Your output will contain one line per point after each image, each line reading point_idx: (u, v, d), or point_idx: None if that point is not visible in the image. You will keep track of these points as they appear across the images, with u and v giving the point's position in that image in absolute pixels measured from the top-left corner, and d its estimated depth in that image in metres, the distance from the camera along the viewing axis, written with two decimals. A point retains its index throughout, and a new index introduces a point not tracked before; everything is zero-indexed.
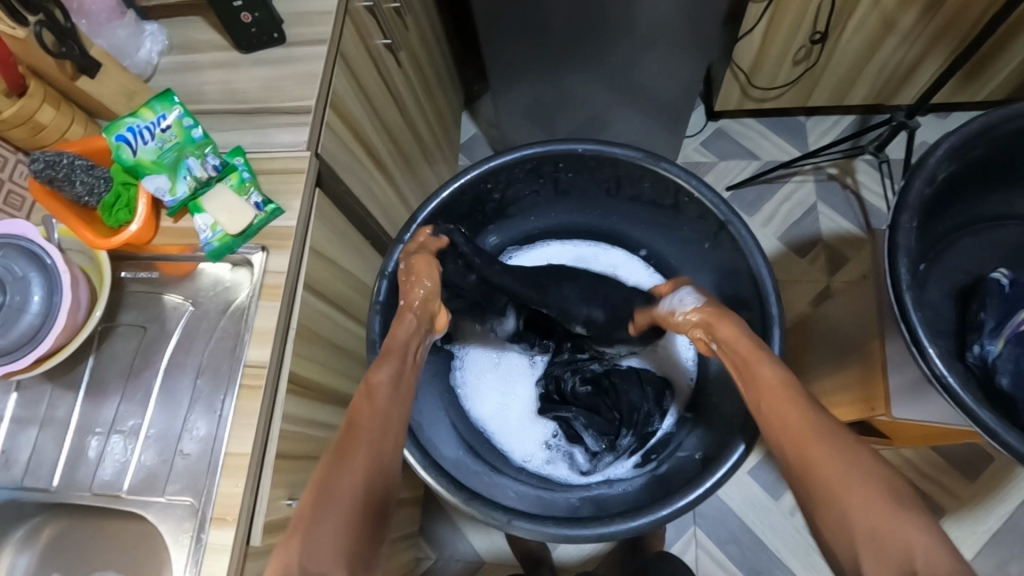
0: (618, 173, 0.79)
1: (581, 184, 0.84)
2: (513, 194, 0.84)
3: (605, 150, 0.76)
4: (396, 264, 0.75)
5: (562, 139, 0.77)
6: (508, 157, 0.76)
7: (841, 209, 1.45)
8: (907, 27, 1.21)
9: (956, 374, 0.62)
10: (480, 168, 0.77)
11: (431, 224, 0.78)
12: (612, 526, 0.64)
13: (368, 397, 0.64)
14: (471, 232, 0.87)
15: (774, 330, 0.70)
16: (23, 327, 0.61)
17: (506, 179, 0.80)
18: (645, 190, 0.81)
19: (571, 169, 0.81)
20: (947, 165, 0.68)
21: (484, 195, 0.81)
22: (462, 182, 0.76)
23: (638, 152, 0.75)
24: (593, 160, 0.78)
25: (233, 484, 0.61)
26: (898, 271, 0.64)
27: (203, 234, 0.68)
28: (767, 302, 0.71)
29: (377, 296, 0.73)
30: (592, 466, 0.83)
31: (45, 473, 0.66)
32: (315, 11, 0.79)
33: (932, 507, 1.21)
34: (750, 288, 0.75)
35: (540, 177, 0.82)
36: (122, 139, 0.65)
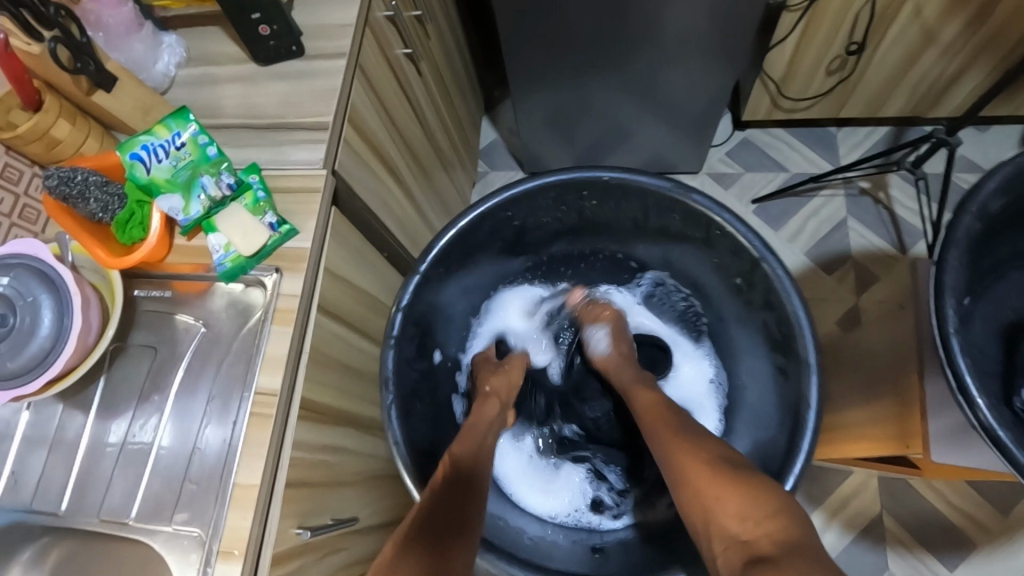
0: (644, 203, 0.77)
1: (605, 215, 0.81)
2: (532, 223, 0.81)
3: (632, 178, 0.73)
4: (410, 299, 0.73)
5: (588, 166, 0.75)
6: (530, 185, 0.74)
7: (873, 226, 1.40)
8: (949, 39, 1.16)
9: (1006, 426, 0.57)
10: (501, 196, 0.75)
11: (449, 254, 0.77)
12: None
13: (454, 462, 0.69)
14: (489, 260, 0.84)
15: (813, 375, 0.68)
16: (34, 349, 0.60)
17: (528, 208, 0.78)
18: (673, 222, 0.78)
19: (596, 199, 0.78)
20: (999, 198, 0.64)
21: (504, 224, 0.79)
22: (481, 211, 0.74)
23: (669, 183, 0.72)
24: (618, 189, 0.76)
25: (241, 517, 0.59)
26: (945, 312, 0.60)
27: (216, 255, 0.66)
28: (802, 344, 0.68)
29: (390, 330, 0.71)
30: (619, 508, 0.80)
31: (53, 496, 0.65)
32: (335, 24, 0.77)
33: (962, 541, 1.16)
34: (783, 327, 0.72)
35: (563, 206, 0.79)
36: (137, 157, 0.64)
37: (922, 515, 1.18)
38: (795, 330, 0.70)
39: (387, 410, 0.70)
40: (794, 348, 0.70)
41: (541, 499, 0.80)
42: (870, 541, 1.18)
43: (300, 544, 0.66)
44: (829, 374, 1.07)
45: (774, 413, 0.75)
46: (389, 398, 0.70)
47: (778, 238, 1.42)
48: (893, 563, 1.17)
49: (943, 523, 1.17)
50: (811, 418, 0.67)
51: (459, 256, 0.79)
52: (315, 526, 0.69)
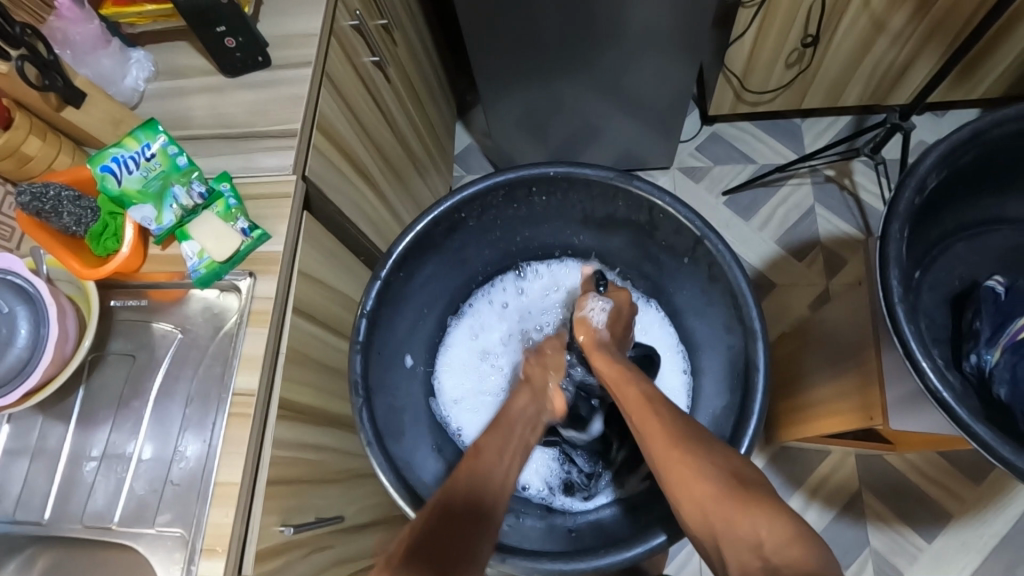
0: (592, 193, 0.79)
1: (556, 207, 0.83)
2: (488, 222, 0.83)
3: (576, 170, 0.76)
4: (374, 301, 0.74)
5: (534, 163, 0.78)
6: (478, 185, 0.77)
7: (838, 210, 1.44)
8: (899, 27, 1.21)
9: (950, 388, 0.61)
10: (455, 197, 0.77)
11: (408, 258, 0.78)
12: (608, 557, 0.65)
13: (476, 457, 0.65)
14: (452, 264, 0.86)
15: (759, 342, 0.70)
16: (11, 360, 0.61)
17: (481, 207, 0.80)
18: (619, 209, 0.80)
19: (545, 193, 0.80)
20: (938, 173, 0.67)
21: (461, 225, 0.81)
22: (437, 212, 0.76)
23: (610, 171, 0.75)
24: (567, 182, 0.78)
25: (223, 513, 0.60)
26: (889, 283, 0.63)
27: (191, 262, 0.68)
28: (747, 315, 0.71)
29: (356, 334, 0.72)
30: (591, 489, 0.83)
31: (37, 506, 0.66)
32: (300, 33, 0.79)
33: (937, 512, 1.19)
34: (729, 302, 0.74)
35: (514, 203, 0.81)
36: (107, 169, 0.65)
37: (898, 488, 1.22)
38: (739, 303, 0.72)
39: (358, 411, 0.70)
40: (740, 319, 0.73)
41: (518, 482, 0.84)
42: (850, 517, 1.21)
43: (284, 541, 0.68)
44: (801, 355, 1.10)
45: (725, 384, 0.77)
46: (360, 401, 0.70)
47: (749, 228, 1.46)
48: (873, 537, 1.20)
49: (917, 494, 1.21)
50: (760, 384, 0.69)
51: (421, 259, 0.81)
52: (299, 522, 0.70)
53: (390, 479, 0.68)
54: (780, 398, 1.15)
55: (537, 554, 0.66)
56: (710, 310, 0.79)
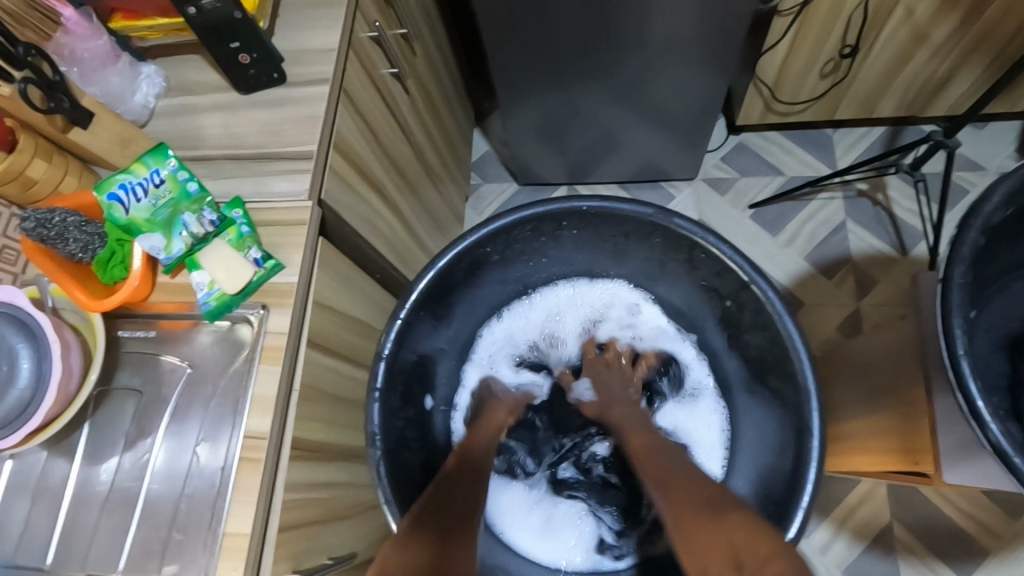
0: (627, 228, 0.74)
1: (587, 240, 0.79)
2: (513, 254, 0.79)
3: (610, 206, 0.71)
4: (394, 343, 0.70)
5: (565, 197, 0.72)
6: (505, 221, 0.72)
7: (871, 226, 1.38)
8: (943, 38, 1.14)
9: (1020, 451, 0.56)
10: (480, 231, 0.72)
11: (430, 295, 0.74)
12: None
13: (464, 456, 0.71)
14: (473, 296, 0.82)
15: (810, 400, 0.65)
16: (13, 400, 0.58)
17: (506, 241, 0.76)
18: (655, 245, 0.76)
19: (575, 226, 0.76)
20: (1004, 209, 0.62)
21: (484, 258, 0.77)
22: (461, 249, 0.72)
23: (649, 208, 0.70)
24: (599, 217, 0.73)
25: (232, 566, 0.57)
26: (951, 333, 0.58)
27: (200, 293, 0.64)
28: (798, 368, 0.66)
29: (374, 381, 0.68)
30: (622, 548, 0.78)
31: (37, 549, 0.63)
32: (316, 49, 0.75)
33: (973, 548, 1.14)
34: (772, 343, 0.70)
35: (542, 235, 0.77)
36: (115, 197, 0.62)
37: (931, 522, 1.16)
38: (789, 353, 0.67)
39: (376, 464, 0.66)
40: (787, 370, 0.68)
41: (546, 544, 0.79)
42: (880, 551, 1.16)
43: None
44: (834, 383, 1.05)
45: (774, 434, 0.73)
46: (378, 453, 0.66)
47: (776, 244, 1.41)
48: (905, 573, 1.15)
49: (952, 530, 1.15)
50: (813, 445, 0.65)
51: (442, 295, 0.76)
52: (310, 567, 0.67)
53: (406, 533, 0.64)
54: None
55: None
56: (753, 354, 0.75)
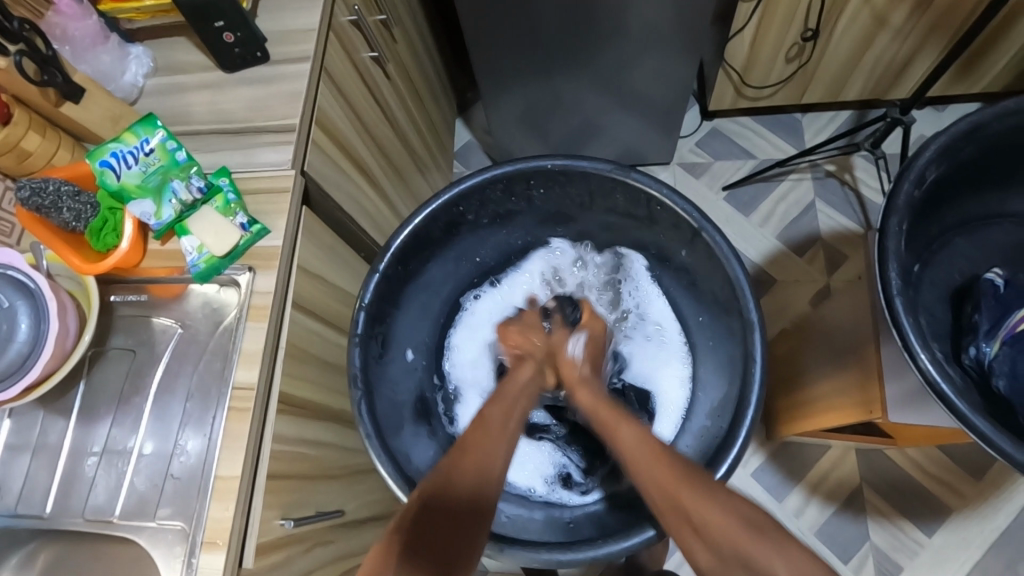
0: (590, 186, 0.79)
1: (555, 201, 0.83)
2: (487, 216, 0.84)
3: (574, 163, 0.76)
4: (373, 293, 0.75)
5: (532, 157, 0.77)
6: (476, 179, 0.76)
7: (839, 206, 1.44)
8: (899, 22, 1.20)
9: (948, 379, 0.61)
10: (453, 190, 0.77)
11: (406, 251, 0.78)
12: (605, 547, 0.65)
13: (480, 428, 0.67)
14: (449, 257, 0.86)
15: (756, 333, 0.70)
16: (12, 354, 0.61)
17: (479, 202, 0.80)
18: (618, 202, 0.80)
19: (543, 187, 0.80)
20: (938, 165, 0.67)
21: (458, 218, 0.81)
22: (435, 206, 0.77)
23: (608, 164, 0.75)
24: (564, 175, 0.78)
25: (223, 507, 0.60)
26: (888, 276, 0.63)
27: (190, 257, 0.68)
28: (745, 306, 0.71)
29: (354, 327, 0.72)
30: (588, 484, 0.82)
31: (37, 500, 0.66)
32: (298, 30, 0.79)
33: (938, 506, 1.19)
34: (728, 295, 0.75)
35: (513, 197, 0.82)
36: (106, 164, 0.65)
37: (899, 484, 1.21)
38: (737, 294, 0.72)
39: (358, 404, 0.70)
40: (737, 310, 0.73)
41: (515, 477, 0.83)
42: (850, 512, 1.21)
43: (284, 534, 0.68)
44: (801, 349, 1.10)
45: (726, 375, 0.78)
46: (359, 393, 0.70)
47: (749, 223, 1.45)
48: (874, 532, 1.20)
49: (919, 491, 1.20)
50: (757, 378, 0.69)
51: (419, 253, 0.81)
52: (299, 516, 0.70)
53: (387, 469, 0.68)
54: (781, 393, 1.15)
55: (537, 544, 0.66)
56: (712, 301, 0.80)
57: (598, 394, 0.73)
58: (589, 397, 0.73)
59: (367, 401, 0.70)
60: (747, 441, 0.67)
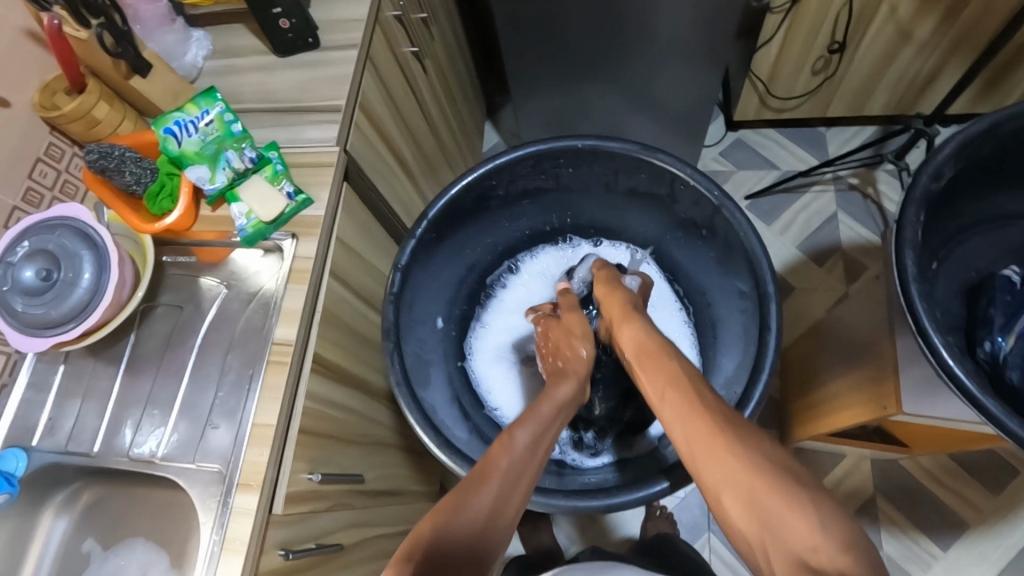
0: (617, 166, 0.83)
1: (582, 179, 0.87)
2: (516, 191, 0.88)
3: (602, 143, 0.79)
4: (408, 258, 0.79)
5: (562, 136, 0.81)
6: (509, 155, 0.81)
7: (860, 218, 1.45)
8: (925, 38, 1.22)
9: (961, 362, 0.62)
10: (487, 165, 0.81)
11: (440, 220, 0.82)
12: (620, 497, 0.68)
13: (505, 446, 0.59)
14: (479, 230, 0.90)
15: (770, 304, 0.73)
16: (74, 301, 0.66)
17: (509, 176, 0.84)
18: (642, 182, 0.84)
19: (571, 165, 0.84)
20: (956, 162, 0.69)
21: (490, 192, 0.85)
22: (469, 179, 0.81)
23: (634, 144, 0.79)
24: (593, 155, 0.82)
25: (258, 452, 0.64)
26: (904, 263, 0.65)
27: (238, 222, 0.73)
28: (761, 278, 0.74)
29: (389, 287, 0.76)
30: (599, 448, 0.87)
31: (86, 438, 0.71)
32: (347, 19, 0.84)
33: (953, 520, 1.18)
34: (747, 272, 0.78)
35: (542, 174, 0.86)
36: (170, 132, 0.71)
37: (914, 495, 1.20)
38: (755, 267, 0.75)
39: (388, 357, 0.74)
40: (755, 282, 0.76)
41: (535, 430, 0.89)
42: (863, 521, 1.19)
43: (310, 488, 0.72)
44: (816, 352, 1.11)
45: (740, 346, 0.81)
46: (390, 346, 0.74)
47: (770, 230, 1.47)
48: (886, 543, 1.18)
49: (934, 503, 1.19)
50: (771, 349, 0.71)
51: (450, 225, 0.85)
52: (324, 473, 0.74)
53: (415, 418, 0.72)
54: (796, 397, 1.16)
55: (554, 492, 0.69)
56: (734, 281, 0.82)
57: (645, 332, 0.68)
58: (632, 343, 0.69)
59: (397, 355, 0.74)
60: (755, 408, 0.70)
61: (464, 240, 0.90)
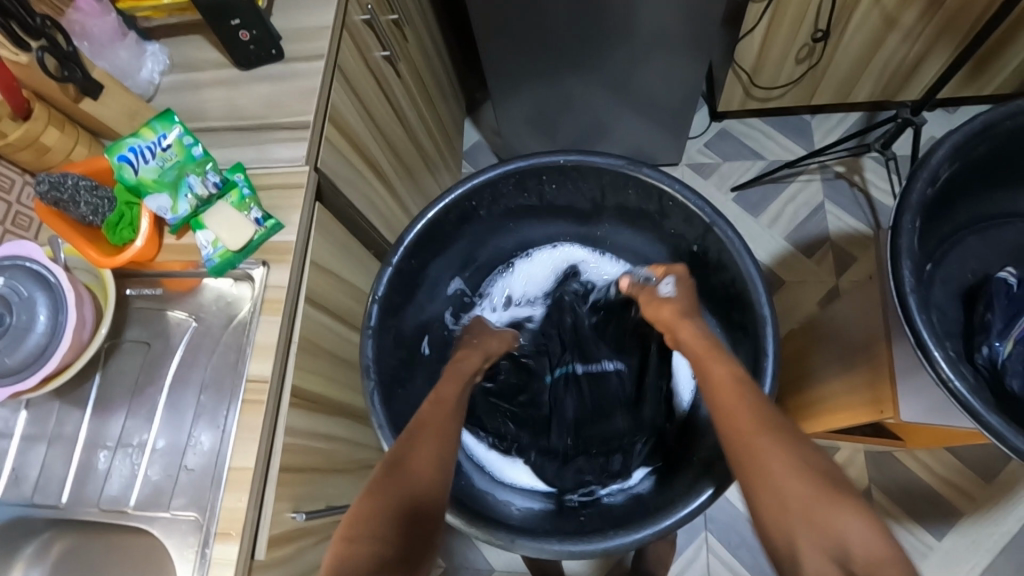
0: (602, 181, 0.80)
1: (566, 196, 0.85)
2: (498, 210, 0.85)
3: (587, 159, 0.77)
4: (385, 287, 0.75)
5: (546, 153, 0.78)
6: (490, 174, 0.77)
7: (848, 208, 1.43)
8: (909, 23, 1.20)
9: (961, 376, 0.61)
10: (465, 186, 0.78)
11: (420, 244, 0.79)
12: (616, 539, 0.66)
13: (439, 403, 0.68)
14: (458, 251, 0.88)
15: (768, 327, 0.71)
16: (30, 346, 0.61)
17: (491, 196, 0.81)
18: (629, 197, 0.82)
19: (555, 181, 0.81)
20: (951, 163, 0.67)
21: (471, 212, 0.82)
22: (448, 201, 0.77)
23: (620, 160, 0.76)
24: (577, 171, 0.79)
25: (236, 498, 0.61)
26: (901, 272, 0.63)
27: (205, 251, 0.69)
28: (757, 302, 0.72)
29: (368, 320, 0.73)
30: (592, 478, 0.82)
31: (54, 490, 0.67)
32: (313, 27, 0.80)
33: (948, 509, 1.18)
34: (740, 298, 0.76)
35: (525, 191, 0.83)
36: (124, 159, 0.67)
37: (909, 486, 1.20)
38: (748, 289, 0.73)
39: (370, 395, 0.71)
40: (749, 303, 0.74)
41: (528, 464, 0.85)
42: None
43: (296, 527, 0.69)
44: (810, 347, 1.09)
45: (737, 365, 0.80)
46: (372, 384, 0.71)
47: (758, 224, 1.45)
48: None
49: (929, 494, 1.19)
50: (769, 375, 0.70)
51: (431, 246, 0.82)
52: (309, 509, 0.71)
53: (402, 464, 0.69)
54: (789, 394, 1.15)
55: (548, 536, 0.67)
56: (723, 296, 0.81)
57: (699, 332, 0.71)
58: (690, 331, 0.71)
59: (380, 393, 0.71)
60: None
61: (444, 263, 0.88)
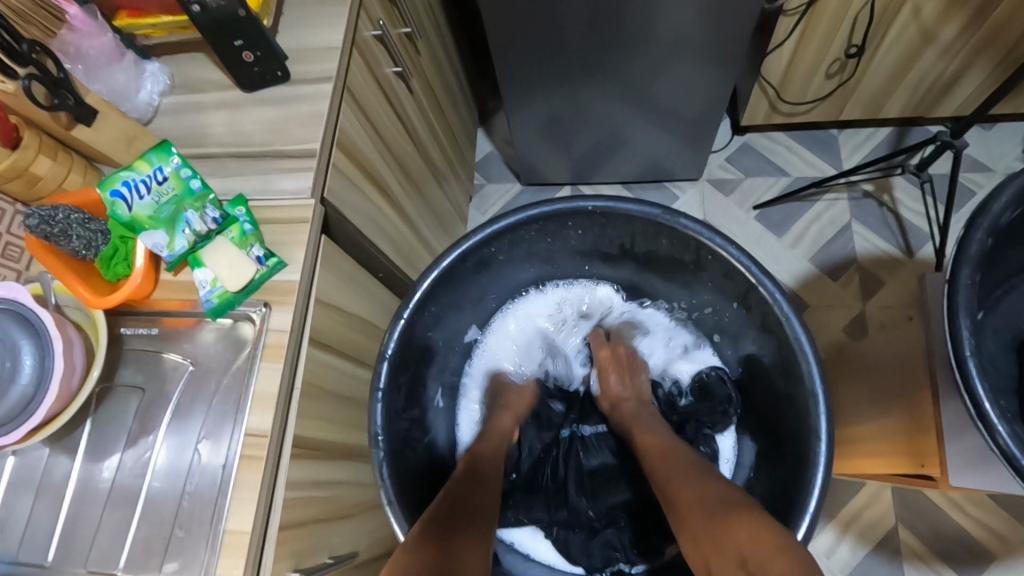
0: (634, 228, 0.77)
1: (592, 239, 0.82)
2: (518, 253, 0.82)
3: (617, 206, 0.74)
4: (396, 343, 0.72)
5: (573, 198, 0.75)
6: (511, 220, 0.74)
7: (877, 228, 1.37)
8: (948, 39, 1.13)
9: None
10: (484, 230, 0.74)
11: (435, 292, 0.75)
12: None
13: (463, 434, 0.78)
14: (473, 293, 0.84)
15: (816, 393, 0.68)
16: (15, 397, 0.57)
17: (511, 241, 0.78)
18: (662, 245, 0.78)
19: (581, 227, 0.79)
20: (1012, 209, 0.61)
21: (489, 256, 0.79)
22: (465, 247, 0.73)
23: (655, 208, 0.73)
24: (606, 217, 0.76)
25: (233, 564, 0.57)
26: (959, 332, 0.57)
27: (203, 291, 0.64)
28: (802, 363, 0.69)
29: (378, 381, 0.70)
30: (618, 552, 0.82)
31: (40, 546, 0.63)
32: (321, 47, 0.75)
33: (980, 552, 1.12)
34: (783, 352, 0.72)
35: (548, 235, 0.80)
36: (118, 194, 0.63)
37: (939, 526, 1.14)
38: (797, 353, 0.70)
39: (380, 466, 0.68)
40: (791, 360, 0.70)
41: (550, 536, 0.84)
42: (885, 555, 1.14)
43: None
44: (839, 382, 1.04)
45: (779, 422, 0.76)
46: (381, 455, 0.68)
47: (781, 244, 1.39)
48: None
49: (960, 535, 1.13)
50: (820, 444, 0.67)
51: (447, 291, 0.78)
52: (310, 566, 0.67)
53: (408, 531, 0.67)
54: None
55: None
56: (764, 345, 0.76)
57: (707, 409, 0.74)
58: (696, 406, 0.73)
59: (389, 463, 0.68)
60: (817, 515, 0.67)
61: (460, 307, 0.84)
